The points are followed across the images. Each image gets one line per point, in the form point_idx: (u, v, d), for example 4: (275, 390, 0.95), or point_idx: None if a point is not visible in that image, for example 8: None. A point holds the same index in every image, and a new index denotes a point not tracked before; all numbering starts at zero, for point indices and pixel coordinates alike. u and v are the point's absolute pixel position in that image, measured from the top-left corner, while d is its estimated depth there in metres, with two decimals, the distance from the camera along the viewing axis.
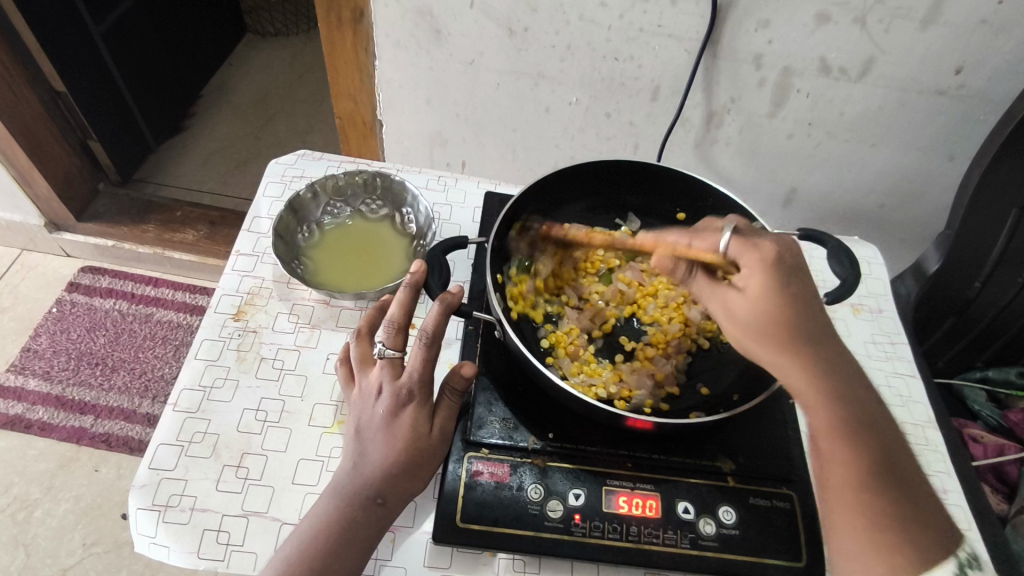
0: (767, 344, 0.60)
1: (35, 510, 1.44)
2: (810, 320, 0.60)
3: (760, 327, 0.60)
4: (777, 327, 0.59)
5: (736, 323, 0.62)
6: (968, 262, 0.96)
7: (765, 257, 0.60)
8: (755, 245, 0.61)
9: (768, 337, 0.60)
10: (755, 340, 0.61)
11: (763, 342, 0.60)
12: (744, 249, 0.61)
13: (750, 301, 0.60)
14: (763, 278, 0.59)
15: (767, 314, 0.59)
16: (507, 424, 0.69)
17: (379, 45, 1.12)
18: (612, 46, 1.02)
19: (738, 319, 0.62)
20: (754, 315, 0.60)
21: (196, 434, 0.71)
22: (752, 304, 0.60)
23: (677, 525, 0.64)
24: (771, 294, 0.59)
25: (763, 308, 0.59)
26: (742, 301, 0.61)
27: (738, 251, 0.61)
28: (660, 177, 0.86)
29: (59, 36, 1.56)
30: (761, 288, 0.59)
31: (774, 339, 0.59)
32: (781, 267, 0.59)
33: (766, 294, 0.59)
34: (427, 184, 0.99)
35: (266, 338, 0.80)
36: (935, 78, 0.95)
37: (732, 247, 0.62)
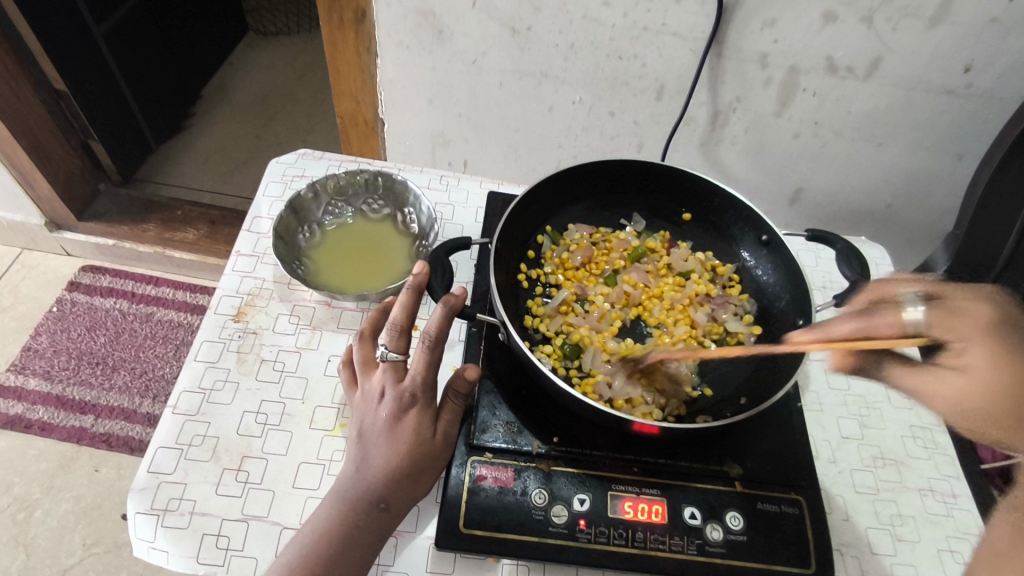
0: (996, 421, 0.57)
1: (35, 510, 1.44)
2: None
3: (989, 410, 0.57)
4: (1006, 405, 0.57)
5: (958, 407, 0.58)
6: (976, 262, 0.94)
7: (974, 325, 0.58)
8: (957, 311, 0.59)
9: (998, 414, 0.57)
10: (992, 424, 0.57)
11: (992, 421, 0.57)
12: (945, 320, 0.59)
13: (976, 380, 0.58)
14: (981, 352, 0.58)
15: (998, 390, 0.57)
16: (511, 428, 0.68)
17: (381, 44, 1.11)
18: (616, 45, 1.01)
19: (962, 405, 0.58)
20: (983, 395, 0.57)
21: (196, 437, 0.71)
22: (976, 382, 0.58)
23: (684, 531, 0.63)
24: (998, 368, 0.57)
25: (991, 384, 0.57)
26: (963, 383, 0.58)
27: (941, 321, 0.59)
28: (666, 178, 0.85)
29: (60, 36, 1.55)
30: (984, 362, 0.57)
31: (1007, 416, 0.57)
32: (998, 329, 0.58)
33: (993, 366, 0.57)
34: (429, 184, 0.98)
35: (266, 339, 0.79)
36: (943, 77, 0.94)
37: (932, 316, 0.59)
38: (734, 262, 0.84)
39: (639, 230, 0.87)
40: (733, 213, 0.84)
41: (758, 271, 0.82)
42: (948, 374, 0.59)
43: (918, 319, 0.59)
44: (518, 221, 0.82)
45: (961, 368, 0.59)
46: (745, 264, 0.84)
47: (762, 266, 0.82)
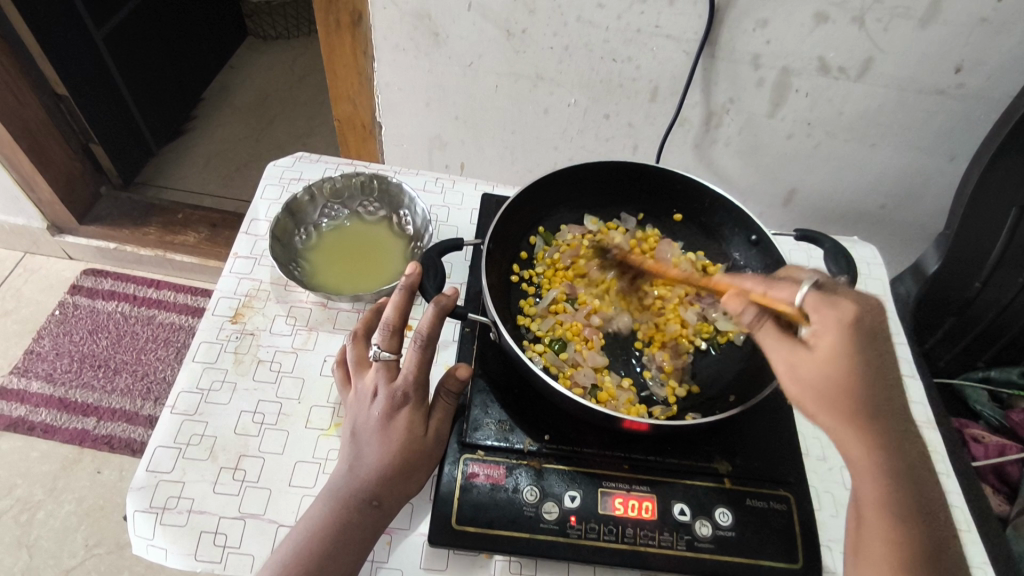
0: (820, 405, 0.54)
1: (38, 511, 1.45)
2: (885, 379, 0.54)
3: (819, 391, 0.54)
4: (835, 393, 0.53)
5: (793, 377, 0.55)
6: (968, 261, 0.95)
7: (842, 316, 0.54)
8: (836, 303, 0.55)
9: (823, 399, 0.54)
10: (815, 402, 0.54)
11: (815, 402, 0.54)
12: (820, 305, 0.55)
13: (820, 361, 0.54)
14: (836, 338, 0.53)
15: (837, 378, 0.53)
16: (503, 427, 0.69)
17: (378, 48, 1.12)
18: (610, 46, 1.02)
19: (796, 375, 0.55)
20: (821, 377, 0.54)
21: (194, 436, 0.72)
22: (823, 365, 0.54)
23: (673, 527, 0.64)
24: (845, 358, 0.53)
25: (833, 371, 0.53)
26: (808, 360, 0.55)
27: (814, 306, 0.56)
28: (657, 179, 0.86)
29: (61, 40, 1.57)
30: (834, 349, 0.53)
31: (833, 404, 0.53)
32: (861, 328, 0.54)
33: (840, 356, 0.53)
34: (424, 186, 0.99)
35: (263, 340, 0.81)
36: (934, 77, 0.95)
37: (808, 300, 0.56)
38: (725, 261, 0.85)
39: (630, 230, 0.87)
40: (724, 213, 0.85)
41: (747, 271, 0.83)
42: (800, 360, 0.55)
43: (801, 296, 0.57)
44: (511, 223, 0.83)
45: (811, 351, 0.55)
46: (735, 265, 0.84)
47: (752, 266, 0.83)
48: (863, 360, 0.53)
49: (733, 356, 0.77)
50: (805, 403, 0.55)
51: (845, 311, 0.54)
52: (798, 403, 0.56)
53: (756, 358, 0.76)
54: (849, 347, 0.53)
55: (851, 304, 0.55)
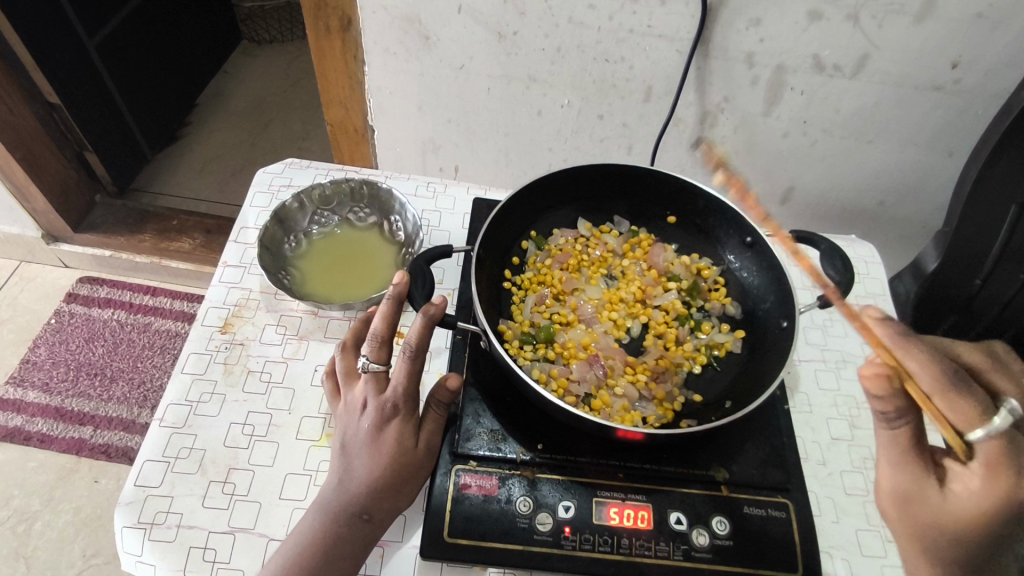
0: (909, 532, 0.56)
1: (36, 522, 1.44)
2: (1002, 542, 0.53)
3: (919, 525, 0.55)
4: (936, 532, 0.54)
5: (900, 504, 0.56)
6: (967, 259, 0.95)
7: (1018, 490, 0.50)
8: (1023, 471, 0.50)
9: (918, 532, 0.55)
10: (907, 528, 0.56)
11: (907, 525, 0.56)
12: (996, 464, 0.51)
13: (944, 506, 0.54)
14: (988, 500, 0.51)
15: (953, 525, 0.53)
16: (496, 436, 0.68)
17: (369, 52, 1.11)
18: (602, 48, 1.01)
19: (906, 504, 0.55)
20: (934, 521, 0.54)
21: (183, 449, 0.71)
22: (947, 513, 0.53)
23: (670, 536, 0.63)
24: (981, 520, 0.51)
25: (950, 517, 0.53)
26: (934, 500, 0.54)
27: (990, 456, 0.52)
28: (649, 181, 0.85)
29: (53, 49, 1.56)
30: (974, 507, 0.52)
31: (926, 540, 0.55)
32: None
33: (977, 517, 0.52)
34: (416, 191, 0.98)
35: (253, 350, 0.79)
36: (931, 72, 0.94)
37: (984, 448, 0.52)
38: (719, 264, 0.84)
39: (624, 233, 0.87)
40: (718, 215, 0.83)
41: (742, 274, 0.82)
42: (924, 490, 0.54)
43: (978, 439, 0.52)
44: (502, 226, 0.82)
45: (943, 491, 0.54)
46: (730, 267, 0.83)
47: (747, 268, 0.82)
48: (998, 528, 0.51)
49: (730, 362, 0.76)
50: (894, 520, 0.57)
51: (1017, 478, 0.50)
52: (888, 513, 0.58)
53: (752, 363, 0.75)
54: (992, 513, 0.51)
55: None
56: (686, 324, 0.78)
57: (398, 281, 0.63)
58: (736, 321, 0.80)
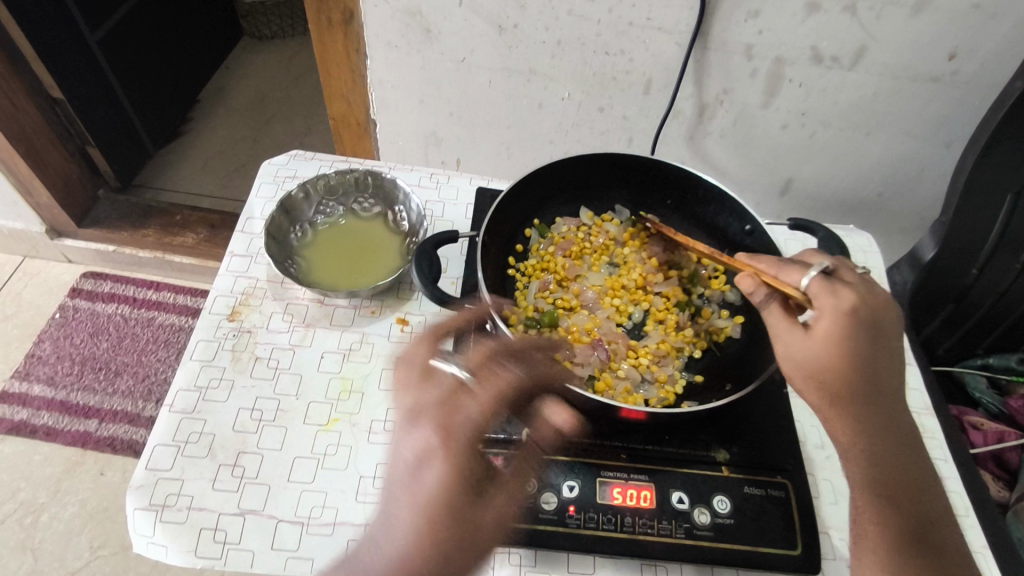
0: (807, 384, 0.61)
1: (43, 514, 1.45)
2: (870, 364, 0.60)
3: (808, 370, 0.60)
4: (819, 372, 0.60)
5: (786, 358, 0.62)
6: (964, 249, 0.96)
7: (841, 305, 0.59)
8: (837, 291, 0.60)
9: (812, 379, 0.60)
10: (805, 379, 0.61)
11: (803, 378, 0.61)
12: (825, 292, 0.60)
13: (812, 343, 0.60)
14: (832, 326, 0.59)
15: (824, 360, 0.59)
16: (500, 418, 0.69)
17: (371, 45, 1.12)
18: (602, 40, 1.02)
19: (789, 356, 0.61)
20: (813, 361, 0.60)
21: (193, 434, 0.72)
22: (815, 348, 0.60)
23: (672, 515, 0.64)
24: (836, 345, 0.59)
25: (823, 355, 0.59)
26: (803, 342, 0.61)
27: (821, 291, 0.60)
28: (651, 171, 0.86)
29: (55, 44, 1.57)
30: (828, 334, 0.59)
31: (818, 379, 0.60)
32: (857, 316, 0.59)
33: (833, 340, 0.59)
34: (419, 181, 0.99)
35: (260, 338, 0.81)
36: (928, 63, 0.95)
37: (814, 285, 0.61)
38: (719, 252, 0.85)
39: (625, 221, 0.87)
40: (718, 203, 0.84)
41: (742, 261, 0.83)
42: (793, 339, 0.61)
43: (808, 283, 0.61)
44: (506, 215, 0.83)
45: (808, 331, 0.61)
46: (730, 255, 0.85)
47: (747, 256, 0.83)
48: (852, 344, 0.59)
49: (731, 347, 0.77)
50: (797, 381, 0.62)
51: (845, 297, 0.60)
52: (787, 378, 0.63)
53: (753, 347, 0.76)
54: (844, 330, 0.59)
55: (851, 291, 0.60)
56: (686, 310, 0.80)
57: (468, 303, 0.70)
58: (736, 307, 0.81)
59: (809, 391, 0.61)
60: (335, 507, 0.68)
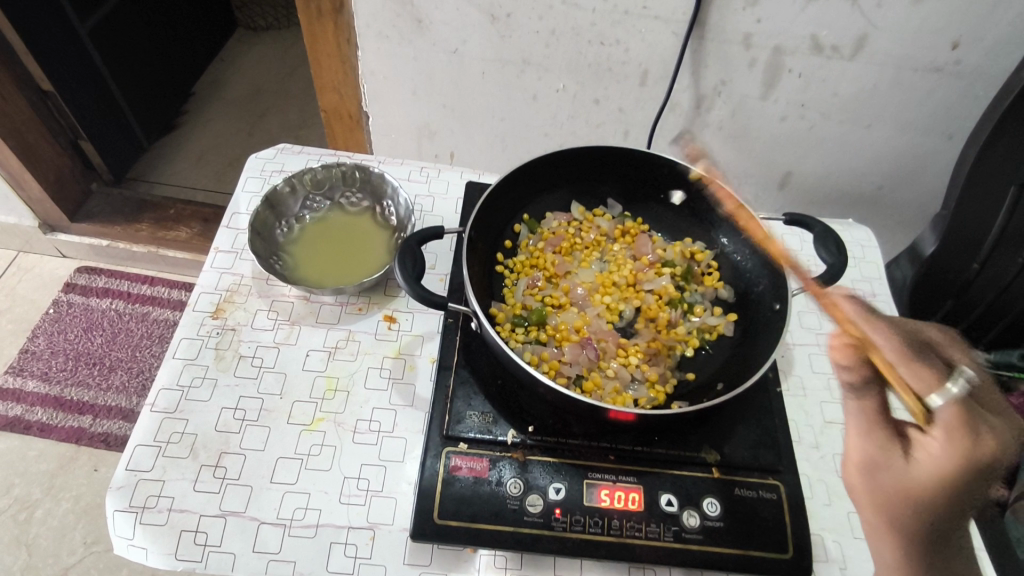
0: (874, 500, 0.55)
1: (36, 510, 1.45)
2: (961, 511, 0.51)
3: (882, 493, 0.54)
4: (895, 498, 0.53)
5: (867, 471, 0.55)
6: (965, 244, 0.94)
7: (976, 453, 0.48)
8: (975, 433, 0.49)
9: (881, 500, 0.54)
10: (875, 500, 0.54)
11: (873, 495, 0.55)
12: (957, 427, 0.49)
13: (906, 473, 0.52)
14: (940, 466, 0.50)
15: (914, 492, 0.52)
16: (486, 418, 0.68)
17: (361, 36, 1.10)
18: (597, 30, 1.00)
19: (871, 471, 0.54)
20: (894, 487, 0.53)
21: (174, 435, 0.71)
22: (904, 478, 0.52)
23: (660, 518, 0.63)
24: (934, 485, 0.50)
25: (912, 487, 0.52)
26: (894, 466, 0.53)
27: (949, 420, 0.50)
28: (643, 164, 0.84)
29: (44, 35, 1.54)
30: (931, 472, 0.51)
31: (894, 510, 0.53)
32: (982, 470, 0.49)
33: (935, 477, 0.50)
34: (409, 175, 0.97)
35: (244, 335, 0.79)
36: (931, 53, 0.93)
37: (943, 411, 0.50)
38: (713, 248, 0.83)
39: (616, 217, 0.86)
40: (711, 198, 0.83)
41: (736, 257, 0.81)
42: (882, 458, 0.54)
43: (939, 404, 0.50)
44: (494, 211, 0.81)
45: (907, 458, 0.53)
46: (723, 250, 0.83)
47: (740, 251, 0.81)
48: (956, 492, 0.50)
49: (723, 345, 0.75)
50: (864, 493, 0.56)
51: (974, 444, 0.49)
52: (855, 486, 0.56)
53: (746, 346, 0.74)
54: (950, 474, 0.50)
55: (987, 438, 0.49)
56: (677, 308, 0.78)
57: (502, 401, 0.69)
58: (729, 305, 0.79)
59: (873, 509, 0.55)
60: (318, 508, 0.66)
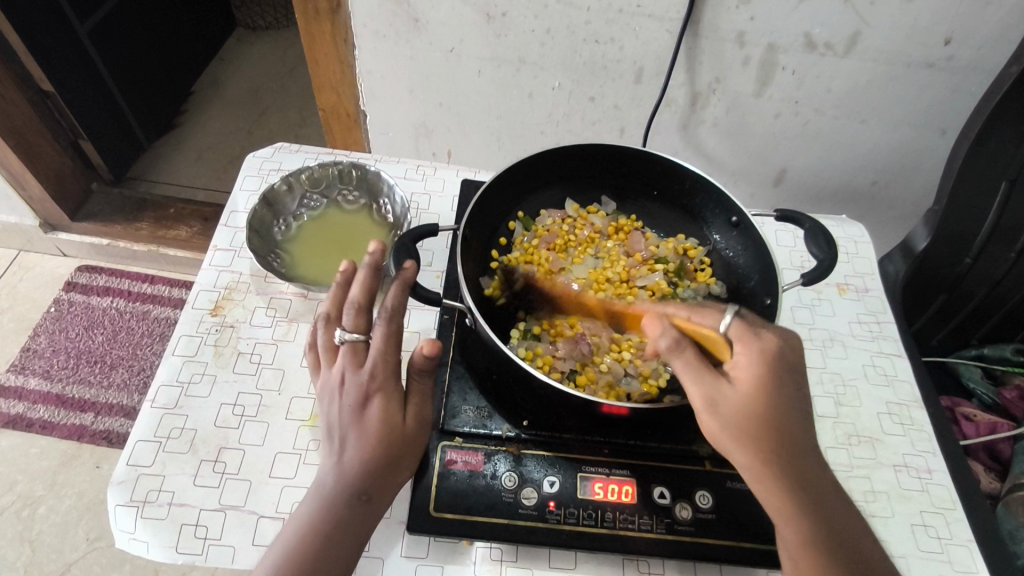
0: (735, 436, 0.54)
1: (39, 507, 1.46)
2: (792, 411, 0.55)
3: (737, 425, 0.54)
4: (749, 424, 0.54)
5: (712, 411, 0.54)
6: (957, 240, 0.95)
7: (766, 350, 0.55)
8: (760, 333, 0.56)
9: (740, 432, 0.54)
10: (735, 435, 0.54)
11: (731, 431, 0.54)
12: (745, 335, 0.56)
13: (740, 393, 0.54)
14: (758, 369, 0.55)
15: (752, 409, 0.54)
16: (481, 413, 0.69)
17: (358, 35, 1.10)
18: (592, 28, 1.00)
19: (715, 409, 0.54)
20: (740, 414, 0.54)
21: (174, 430, 0.72)
22: (744, 398, 0.54)
23: (653, 510, 0.64)
24: (761, 389, 0.54)
25: (749, 404, 0.54)
26: (730, 393, 0.54)
27: (739, 335, 0.56)
28: (637, 161, 0.84)
29: (44, 36, 1.55)
30: (752, 378, 0.55)
31: (748, 433, 0.54)
32: (782, 362, 0.55)
33: (756, 386, 0.54)
34: (405, 173, 0.98)
35: (243, 332, 0.80)
36: (923, 50, 0.93)
37: (733, 330, 0.57)
38: (705, 244, 0.84)
39: (610, 214, 0.87)
40: (704, 194, 0.83)
41: (728, 253, 0.82)
42: (720, 392, 0.54)
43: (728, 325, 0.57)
44: (488, 209, 0.82)
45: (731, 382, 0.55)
46: (716, 247, 0.83)
47: (732, 247, 0.82)
48: (774, 390, 0.55)
49: None
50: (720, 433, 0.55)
51: (763, 343, 0.56)
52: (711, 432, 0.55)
53: None
54: (764, 375, 0.55)
55: (766, 336, 0.56)
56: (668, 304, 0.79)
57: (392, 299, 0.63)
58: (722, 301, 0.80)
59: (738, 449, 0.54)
60: None
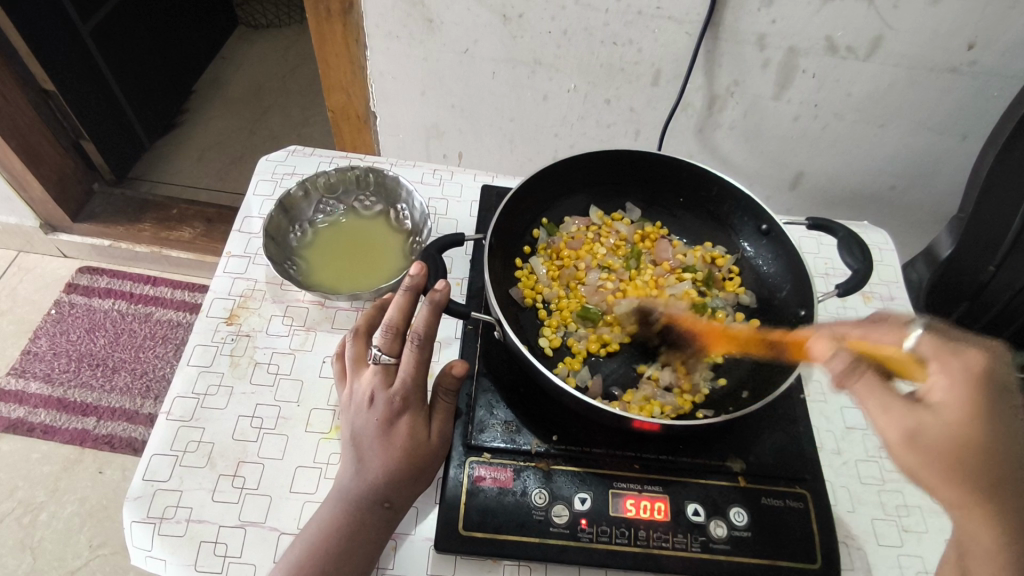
0: (942, 469, 0.52)
1: (41, 513, 1.44)
2: (1014, 441, 0.52)
3: (939, 456, 0.52)
4: (959, 457, 0.51)
5: (912, 442, 0.53)
6: (982, 242, 0.92)
7: (967, 368, 0.54)
8: (959, 352, 0.55)
9: (946, 465, 0.51)
10: (942, 469, 0.52)
11: (932, 465, 0.52)
12: (941, 354, 0.55)
13: (945, 423, 0.52)
14: (961, 391, 0.53)
15: (962, 440, 0.52)
16: (510, 428, 0.67)
17: (371, 36, 1.08)
18: (610, 30, 0.99)
19: (915, 439, 0.53)
20: (946, 444, 0.52)
21: (191, 443, 0.70)
22: (947, 425, 0.52)
23: (687, 528, 0.62)
24: (970, 414, 0.52)
25: (958, 433, 0.52)
26: (932, 422, 0.53)
27: (932, 353, 0.56)
28: (662, 167, 0.83)
29: (46, 34, 1.52)
30: (958, 406, 0.53)
31: (958, 468, 0.51)
32: (991, 380, 0.53)
33: (964, 411, 0.52)
34: (422, 178, 0.96)
35: (260, 342, 0.78)
36: (946, 54, 0.92)
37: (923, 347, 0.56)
38: (733, 253, 0.83)
39: (635, 221, 0.86)
40: (732, 201, 0.82)
41: (758, 262, 0.81)
42: (922, 420, 0.53)
43: (917, 343, 0.56)
44: (513, 216, 0.81)
45: (933, 410, 0.53)
46: (745, 255, 0.82)
47: (763, 257, 0.80)
48: (990, 418, 0.52)
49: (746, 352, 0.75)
50: (920, 467, 0.53)
51: (966, 361, 0.54)
52: (911, 466, 0.53)
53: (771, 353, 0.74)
54: (971, 399, 0.53)
55: (970, 353, 0.55)
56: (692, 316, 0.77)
57: (421, 330, 0.60)
58: (751, 311, 0.79)
59: (944, 484, 0.52)
60: None
